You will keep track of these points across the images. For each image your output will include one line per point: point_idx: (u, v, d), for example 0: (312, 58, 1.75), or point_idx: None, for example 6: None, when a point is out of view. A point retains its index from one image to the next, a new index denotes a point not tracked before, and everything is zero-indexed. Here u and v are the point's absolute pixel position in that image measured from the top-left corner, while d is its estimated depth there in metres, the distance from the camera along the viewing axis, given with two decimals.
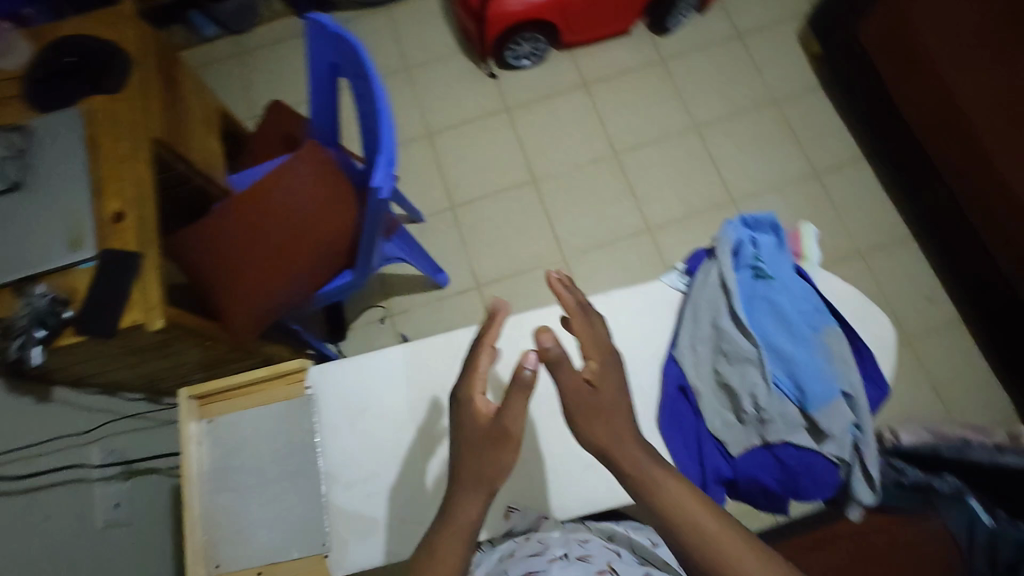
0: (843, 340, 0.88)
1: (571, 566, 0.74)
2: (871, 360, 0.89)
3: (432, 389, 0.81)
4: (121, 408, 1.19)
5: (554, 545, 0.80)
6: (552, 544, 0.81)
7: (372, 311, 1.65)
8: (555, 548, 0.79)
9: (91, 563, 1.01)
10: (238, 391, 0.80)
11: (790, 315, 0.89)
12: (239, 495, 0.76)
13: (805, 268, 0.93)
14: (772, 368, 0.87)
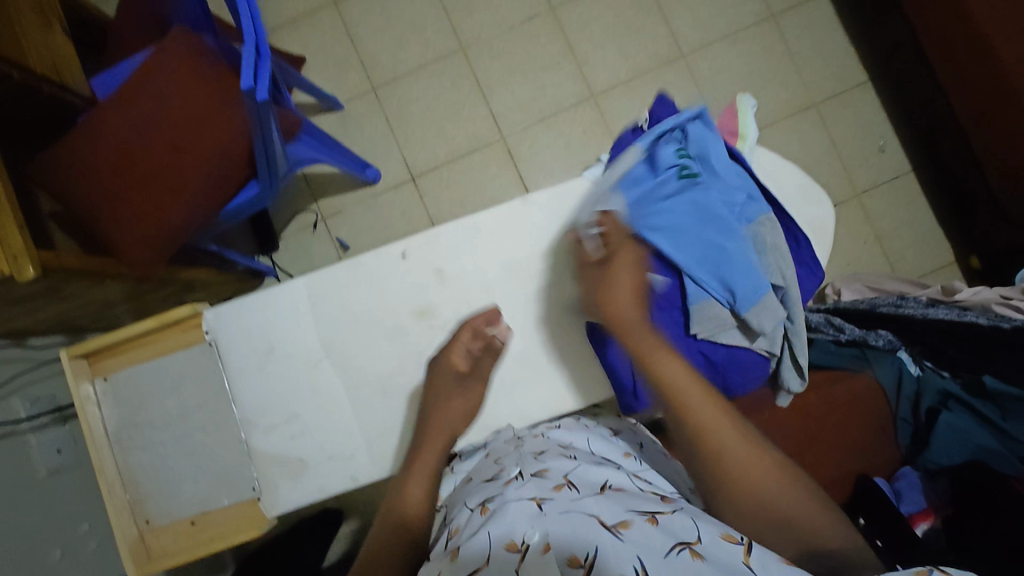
0: (778, 230, 0.82)
1: (526, 485, 0.66)
2: (807, 243, 0.85)
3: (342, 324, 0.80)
4: (37, 355, 1.11)
5: (508, 465, 0.73)
6: (506, 464, 0.74)
7: (303, 215, 1.53)
8: (507, 469, 0.72)
9: (41, 510, 1.00)
10: (130, 345, 0.78)
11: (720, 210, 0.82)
12: (153, 451, 0.76)
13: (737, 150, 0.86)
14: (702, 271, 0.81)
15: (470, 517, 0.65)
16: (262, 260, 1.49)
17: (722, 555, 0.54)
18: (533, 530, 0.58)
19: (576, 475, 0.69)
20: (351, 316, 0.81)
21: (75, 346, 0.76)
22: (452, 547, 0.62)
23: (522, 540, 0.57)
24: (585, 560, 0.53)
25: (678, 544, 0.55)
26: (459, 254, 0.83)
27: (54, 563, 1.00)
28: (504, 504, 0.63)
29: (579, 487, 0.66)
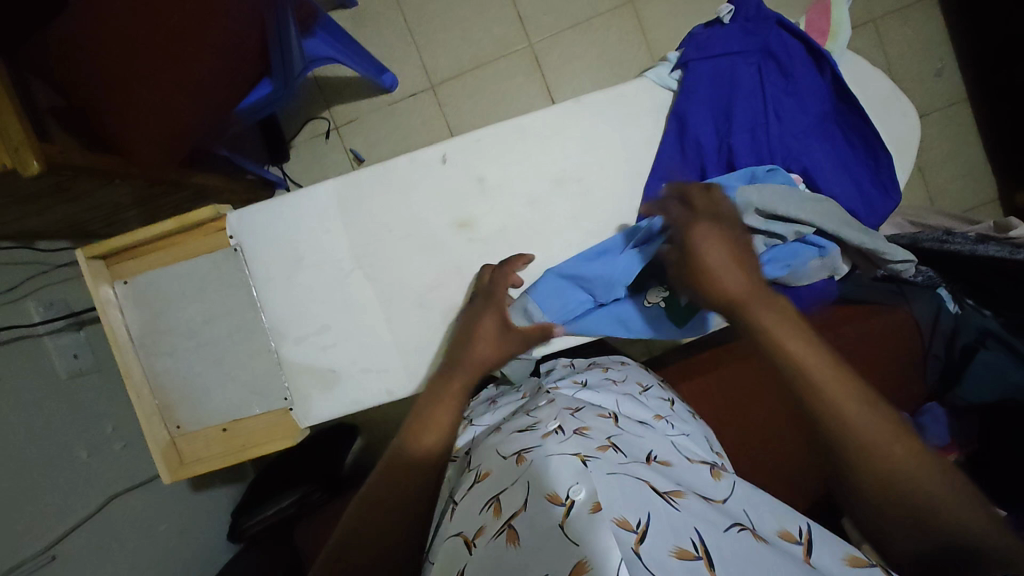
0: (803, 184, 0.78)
1: (568, 441, 0.67)
2: (887, 168, 0.77)
3: (376, 232, 0.76)
4: (46, 258, 1.07)
5: (547, 420, 0.75)
6: (544, 418, 0.76)
7: (315, 123, 1.44)
8: (546, 424, 0.73)
9: (63, 412, 1.00)
10: (150, 248, 0.74)
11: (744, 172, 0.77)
12: (180, 358, 0.74)
13: (827, 54, 0.76)
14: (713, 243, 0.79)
15: (507, 463, 0.66)
16: (273, 171, 1.42)
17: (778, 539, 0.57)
18: (579, 485, 0.58)
19: (619, 438, 0.71)
20: (383, 225, 0.76)
21: (91, 247, 0.72)
22: (490, 500, 0.63)
23: (565, 494, 0.58)
24: (637, 525, 0.54)
25: (736, 524, 0.58)
26: (502, 158, 0.77)
27: (84, 462, 1.01)
28: (543, 457, 0.64)
29: (626, 452, 0.68)
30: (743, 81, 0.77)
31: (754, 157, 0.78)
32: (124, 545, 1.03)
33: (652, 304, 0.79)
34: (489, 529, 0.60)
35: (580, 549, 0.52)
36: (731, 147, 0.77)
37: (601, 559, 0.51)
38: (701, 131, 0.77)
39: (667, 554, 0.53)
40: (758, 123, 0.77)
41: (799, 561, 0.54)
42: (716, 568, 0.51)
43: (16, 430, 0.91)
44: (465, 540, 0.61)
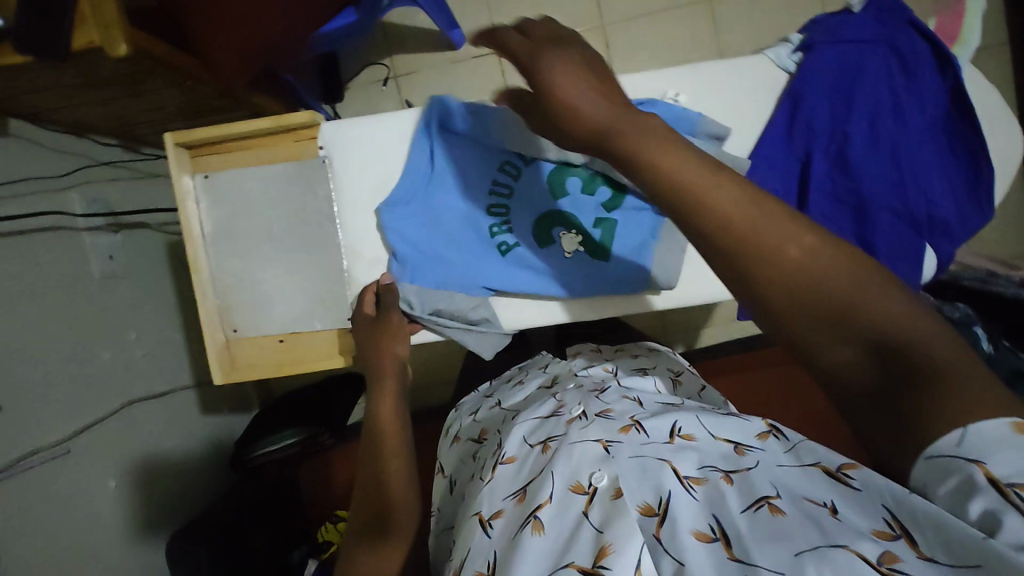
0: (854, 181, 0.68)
1: (591, 426, 0.53)
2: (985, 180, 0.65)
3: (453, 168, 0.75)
4: (96, 153, 1.05)
5: (570, 404, 0.61)
6: (567, 402, 0.62)
7: (374, 69, 1.42)
8: (570, 406, 0.60)
9: (92, 310, 0.99)
10: (237, 145, 0.75)
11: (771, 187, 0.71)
12: (247, 261, 0.74)
13: (956, 57, 0.65)
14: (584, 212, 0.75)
15: (528, 452, 0.56)
16: (326, 110, 1.41)
17: (813, 512, 0.39)
18: (602, 473, 0.48)
19: (644, 416, 0.55)
20: (467, 156, 0.76)
21: (180, 134, 0.73)
22: (516, 488, 0.53)
23: (588, 482, 0.48)
24: (659, 509, 0.43)
25: (756, 499, 0.41)
26: None
27: (104, 362, 0.99)
28: (567, 444, 0.52)
29: (648, 429, 0.52)
30: (870, 69, 0.66)
31: (871, 154, 0.66)
32: (130, 453, 1.01)
33: (570, 252, 0.75)
34: (510, 518, 0.51)
35: (603, 534, 0.44)
36: (846, 135, 0.66)
37: (622, 543, 0.42)
38: (815, 113, 0.68)
39: (685, 536, 0.41)
40: (878, 114, 0.66)
41: (833, 536, 0.36)
42: (737, 552, 0.38)
43: (44, 317, 0.89)
44: (482, 523, 0.52)
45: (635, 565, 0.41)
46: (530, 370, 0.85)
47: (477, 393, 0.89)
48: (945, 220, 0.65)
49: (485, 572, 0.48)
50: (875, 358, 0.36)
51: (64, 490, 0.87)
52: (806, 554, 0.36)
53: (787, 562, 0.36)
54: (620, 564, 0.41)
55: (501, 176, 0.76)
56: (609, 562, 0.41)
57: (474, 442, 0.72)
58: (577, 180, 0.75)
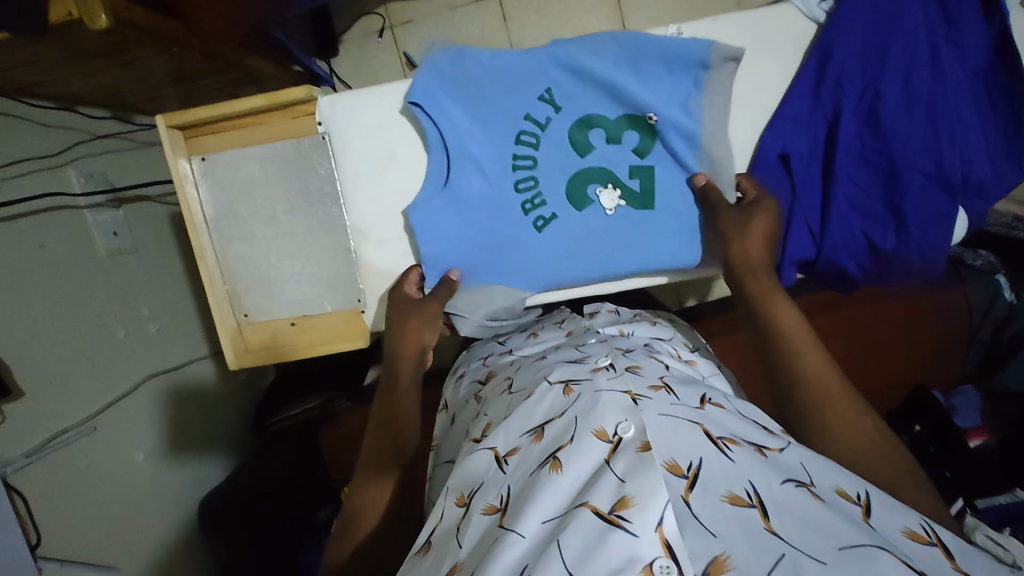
0: (889, 125, 0.62)
1: (619, 378, 0.54)
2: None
3: (463, 135, 0.70)
4: (89, 126, 1.02)
5: (596, 355, 0.62)
6: (592, 353, 0.63)
7: (368, 19, 1.35)
8: (596, 359, 0.60)
9: (103, 289, 0.98)
10: (230, 124, 0.71)
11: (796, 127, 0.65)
12: (253, 246, 0.73)
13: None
14: (618, 164, 0.71)
15: (549, 390, 0.56)
16: (320, 65, 1.34)
17: (845, 509, 0.43)
18: (629, 422, 0.47)
19: (673, 381, 0.56)
20: (483, 113, 0.70)
21: (171, 116, 0.69)
22: (533, 427, 0.53)
23: (614, 430, 0.47)
24: (689, 470, 0.43)
25: (795, 480, 0.44)
26: (606, 69, 0.68)
27: (121, 340, 1.00)
28: (592, 393, 0.52)
29: (679, 395, 0.53)
30: (908, 17, 0.60)
31: (903, 109, 0.61)
32: (156, 426, 1.04)
33: (612, 210, 0.71)
34: (524, 457, 0.50)
35: (625, 485, 0.41)
36: (879, 92, 0.62)
37: (645, 497, 0.40)
38: (844, 69, 0.63)
39: (717, 500, 0.41)
40: (913, 69, 0.61)
41: (855, 533, 0.40)
42: (774, 521, 0.40)
43: (57, 300, 0.89)
44: (494, 457, 0.51)
45: (657, 522, 0.39)
46: (545, 323, 0.82)
47: (488, 338, 0.88)
48: (980, 179, 0.62)
49: (497, 505, 0.47)
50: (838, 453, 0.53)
51: (96, 465, 0.90)
52: (848, 546, 0.39)
53: (830, 550, 0.38)
54: (643, 518, 0.39)
55: (521, 146, 0.71)
56: (630, 514, 0.40)
57: (479, 385, 0.71)
58: (601, 132, 0.71)
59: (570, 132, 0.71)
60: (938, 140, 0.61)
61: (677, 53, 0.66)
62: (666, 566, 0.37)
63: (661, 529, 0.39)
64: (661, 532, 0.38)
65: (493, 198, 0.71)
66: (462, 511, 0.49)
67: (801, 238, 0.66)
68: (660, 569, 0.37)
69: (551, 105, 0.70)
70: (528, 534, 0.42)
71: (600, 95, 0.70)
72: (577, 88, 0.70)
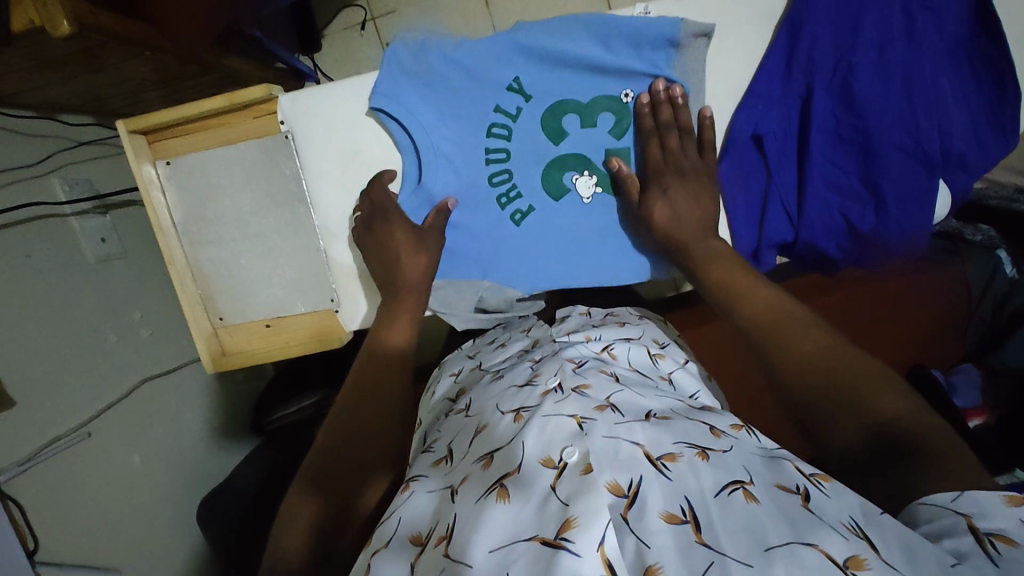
0: (866, 103, 0.60)
1: (566, 399, 0.51)
2: (1011, 102, 0.58)
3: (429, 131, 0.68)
4: (72, 133, 1.02)
5: (544, 373, 0.58)
6: (542, 370, 0.59)
7: (349, 11, 1.33)
8: (546, 376, 0.57)
9: (92, 296, 0.99)
10: (194, 127, 0.71)
11: (774, 112, 0.63)
12: (224, 248, 0.72)
13: None
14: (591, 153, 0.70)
15: (501, 420, 0.53)
16: (303, 61, 1.33)
17: (784, 503, 0.40)
18: (574, 447, 0.46)
19: (621, 398, 0.53)
20: (449, 106, 0.69)
21: (133, 121, 0.69)
22: (485, 453, 0.50)
23: (559, 456, 0.46)
24: (629, 488, 0.42)
25: (730, 483, 0.42)
26: (582, 56, 0.66)
27: (112, 346, 1.01)
28: (540, 416, 0.49)
29: (624, 410, 0.51)
30: None
31: (878, 84, 0.59)
32: (151, 430, 1.05)
33: (588, 198, 0.70)
34: (472, 484, 0.48)
35: (568, 507, 0.41)
36: (851, 66, 0.60)
37: (588, 519, 0.40)
38: (817, 41, 0.60)
39: (652, 520, 0.39)
40: (887, 40, 0.59)
41: (796, 533, 0.37)
42: (705, 534, 0.38)
43: (45, 310, 0.90)
44: (448, 491, 0.50)
45: (598, 542, 0.39)
46: (513, 332, 0.80)
47: (459, 351, 0.85)
48: (962, 152, 0.59)
49: (445, 535, 0.45)
50: (864, 432, 0.48)
51: (91, 471, 0.91)
52: (776, 547, 0.36)
53: (757, 557, 0.36)
54: (586, 538, 0.39)
55: (494, 139, 0.70)
56: (573, 535, 0.39)
57: (450, 402, 0.69)
58: (574, 117, 0.69)
59: (542, 119, 0.69)
60: (917, 114, 0.59)
61: (647, 33, 0.64)
62: None
63: (602, 549, 0.38)
64: (603, 552, 0.38)
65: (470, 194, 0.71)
66: (418, 550, 0.47)
67: (777, 222, 0.64)
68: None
69: (521, 95, 0.69)
70: (476, 563, 0.40)
71: (568, 77, 0.68)
72: (548, 76, 0.68)
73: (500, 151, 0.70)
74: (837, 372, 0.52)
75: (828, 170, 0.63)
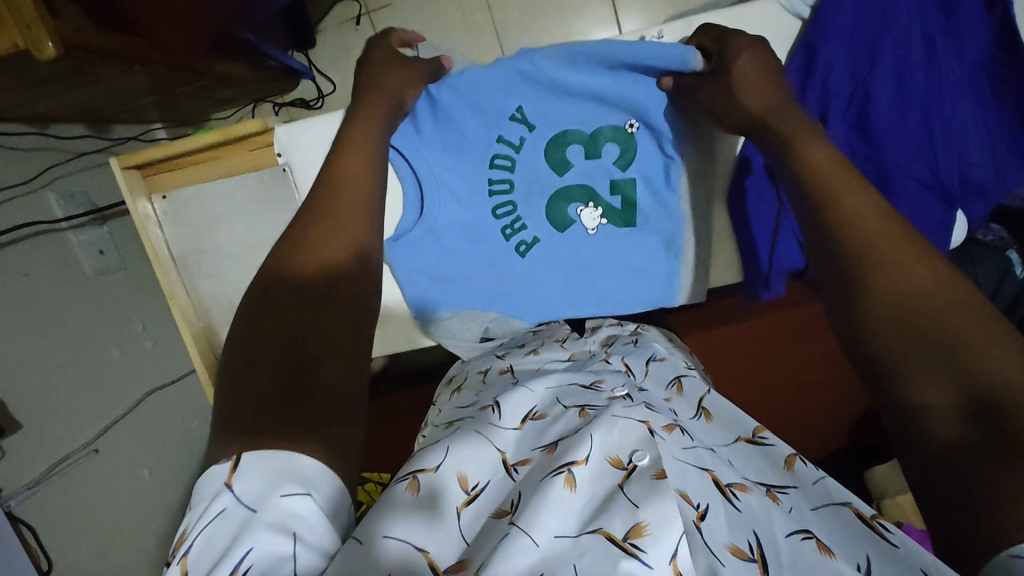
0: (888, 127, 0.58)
1: (636, 406, 0.49)
2: None
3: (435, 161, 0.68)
4: (64, 145, 0.99)
5: (612, 383, 0.58)
6: (609, 380, 0.58)
7: (344, 6, 1.29)
8: (612, 386, 0.56)
9: (94, 310, 0.98)
10: (188, 160, 0.69)
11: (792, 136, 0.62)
12: (223, 279, 0.71)
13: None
14: (595, 184, 0.70)
15: (565, 414, 0.51)
16: (297, 58, 1.29)
17: (853, 549, 0.39)
18: (645, 452, 0.44)
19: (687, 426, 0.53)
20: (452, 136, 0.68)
21: (125, 158, 0.66)
22: (547, 441, 0.48)
23: (629, 459, 0.44)
24: (699, 503, 0.40)
25: (803, 531, 0.41)
26: (587, 90, 0.66)
27: (116, 360, 1.00)
28: (608, 415, 0.47)
29: (692, 435, 0.50)
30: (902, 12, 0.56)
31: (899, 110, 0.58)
32: (159, 440, 1.05)
33: (593, 229, 0.71)
34: (537, 467, 0.45)
35: (638, 510, 0.39)
36: (868, 94, 0.58)
37: (660, 528, 0.38)
38: (832, 68, 0.58)
39: (721, 550, 0.38)
40: (906, 67, 0.57)
41: None
42: None
43: (47, 329, 0.89)
44: (502, 460, 0.47)
45: (671, 554, 0.37)
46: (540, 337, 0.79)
47: None
48: (980, 181, 0.58)
49: (508, 509, 0.42)
50: (964, 403, 0.37)
51: (102, 487, 0.92)
52: None
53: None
54: (656, 548, 0.37)
55: (496, 171, 0.69)
56: (644, 544, 0.37)
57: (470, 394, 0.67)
58: (579, 146, 0.69)
59: (546, 150, 0.69)
60: (939, 141, 0.57)
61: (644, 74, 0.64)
62: None
63: (675, 561, 0.37)
64: (675, 564, 0.37)
65: (471, 228, 0.70)
66: (466, 496, 0.43)
67: (788, 248, 0.65)
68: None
69: (525, 125, 0.68)
70: (540, 545, 0.38)
71: (574, 106, 0.68)
72: (554, 106, 0.68)
73: (501, 180, 0.70)
74: (943, 318, 0.40)
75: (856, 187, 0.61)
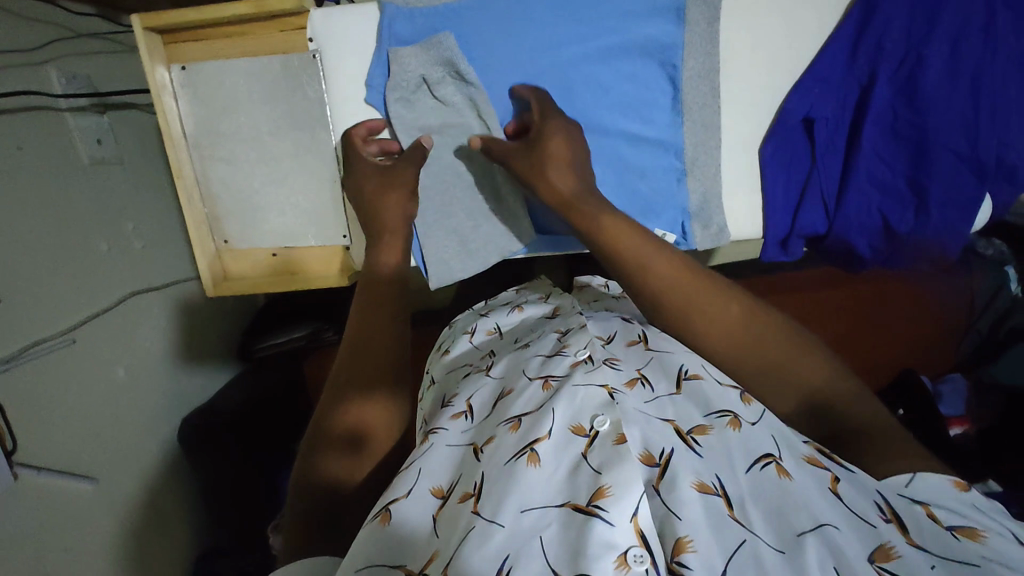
0: (925, 97, 0.60)
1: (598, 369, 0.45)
2: None
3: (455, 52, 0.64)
4: (71, 23, 0.95)
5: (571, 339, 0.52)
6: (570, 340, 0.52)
7: None
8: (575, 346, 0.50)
9: (84, 197, 0.94)
10: (212, 34, 0.67)
11: (831, 102, 0.63)
12: (238, 167, 0.70)
13: None
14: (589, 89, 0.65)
15: (525, 386, 0.47)
16: None
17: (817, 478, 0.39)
18: (606, 416, 0.42)
19: (653, 367, 0.49)
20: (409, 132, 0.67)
21: (148, 17, 0.65)
22: (510, 417, 0.45)
23: (591, 424, 0.42)
24: (661, 458, 0.39)
25: (760, 457, 0.40)
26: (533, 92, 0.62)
27: (101, 254, 0.97)
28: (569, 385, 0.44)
29: (654, 382, 0.47)
30: None
31: (943, 79, 0.59)
32: (137, 342, 1.03)
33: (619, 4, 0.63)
34: (500, 445, 0.42)
35: (601, 476, 0.38)
36: (920, 58, 0.59)
37: (623, 487, 0.37)
38: (886, 30, 0.60)
39: (686, 488, 0.37)
40: (962, 35, 0.59)
41: (826, 510, 0.36)
42: (737, 511, 0.37)
43: (35, 207, 0.85)
44: (473, 452, 0.45)
45: (632, 511, 0.36)
46: (527, 296, 0.78)
47: (471, 311, 0.82)
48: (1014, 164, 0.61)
49: (471, 492, 0.41)
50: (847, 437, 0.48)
51: (74, 379, 0.89)
52: (806, 531, 0.35)
53: (790, 540, 0.35)
54: (620, 507, 0.36)
55: (528, 66, 0.65)
56: (606, 505, 0.36)
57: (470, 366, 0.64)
58: (586, 54, 0.64)
59: (560, 30, 0.64)
60: (972, 126, 0.60)
61: (657, 35, 0.63)
62: (639, 557, 0.34)
63: (635, 519, 0.36)
64: (636, 523, 0.35)
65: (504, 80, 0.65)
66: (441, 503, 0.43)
67: (813, 211, 0.66)
68: (633, 559, 0.34)
69: (536, 27, 0.64)
70: (508, 525, 0.37)
71: (578, 50, 0.64)
72: (568, 38, 0.64)
73: (530, 74, 0.65)
74: (828, 393, 0.50)
75: (886, 163, 0.63)
